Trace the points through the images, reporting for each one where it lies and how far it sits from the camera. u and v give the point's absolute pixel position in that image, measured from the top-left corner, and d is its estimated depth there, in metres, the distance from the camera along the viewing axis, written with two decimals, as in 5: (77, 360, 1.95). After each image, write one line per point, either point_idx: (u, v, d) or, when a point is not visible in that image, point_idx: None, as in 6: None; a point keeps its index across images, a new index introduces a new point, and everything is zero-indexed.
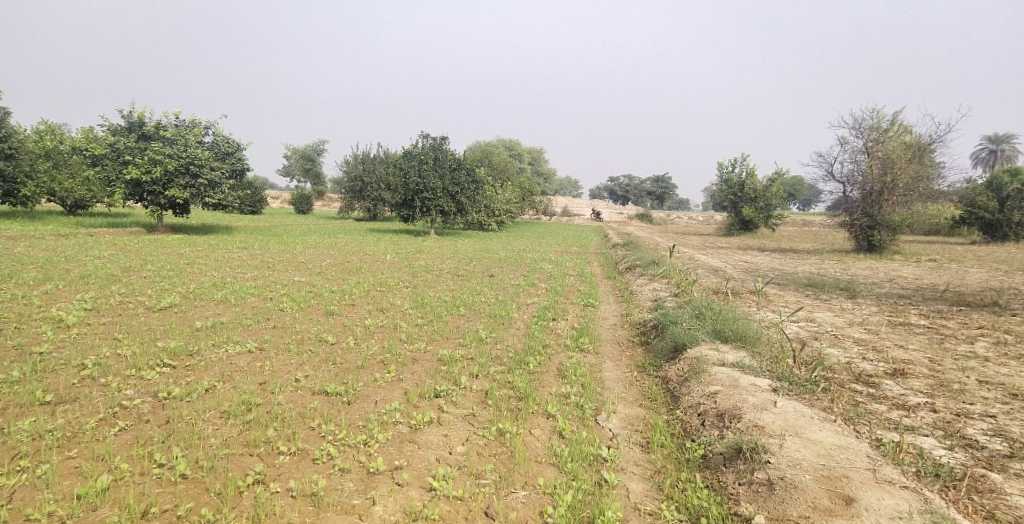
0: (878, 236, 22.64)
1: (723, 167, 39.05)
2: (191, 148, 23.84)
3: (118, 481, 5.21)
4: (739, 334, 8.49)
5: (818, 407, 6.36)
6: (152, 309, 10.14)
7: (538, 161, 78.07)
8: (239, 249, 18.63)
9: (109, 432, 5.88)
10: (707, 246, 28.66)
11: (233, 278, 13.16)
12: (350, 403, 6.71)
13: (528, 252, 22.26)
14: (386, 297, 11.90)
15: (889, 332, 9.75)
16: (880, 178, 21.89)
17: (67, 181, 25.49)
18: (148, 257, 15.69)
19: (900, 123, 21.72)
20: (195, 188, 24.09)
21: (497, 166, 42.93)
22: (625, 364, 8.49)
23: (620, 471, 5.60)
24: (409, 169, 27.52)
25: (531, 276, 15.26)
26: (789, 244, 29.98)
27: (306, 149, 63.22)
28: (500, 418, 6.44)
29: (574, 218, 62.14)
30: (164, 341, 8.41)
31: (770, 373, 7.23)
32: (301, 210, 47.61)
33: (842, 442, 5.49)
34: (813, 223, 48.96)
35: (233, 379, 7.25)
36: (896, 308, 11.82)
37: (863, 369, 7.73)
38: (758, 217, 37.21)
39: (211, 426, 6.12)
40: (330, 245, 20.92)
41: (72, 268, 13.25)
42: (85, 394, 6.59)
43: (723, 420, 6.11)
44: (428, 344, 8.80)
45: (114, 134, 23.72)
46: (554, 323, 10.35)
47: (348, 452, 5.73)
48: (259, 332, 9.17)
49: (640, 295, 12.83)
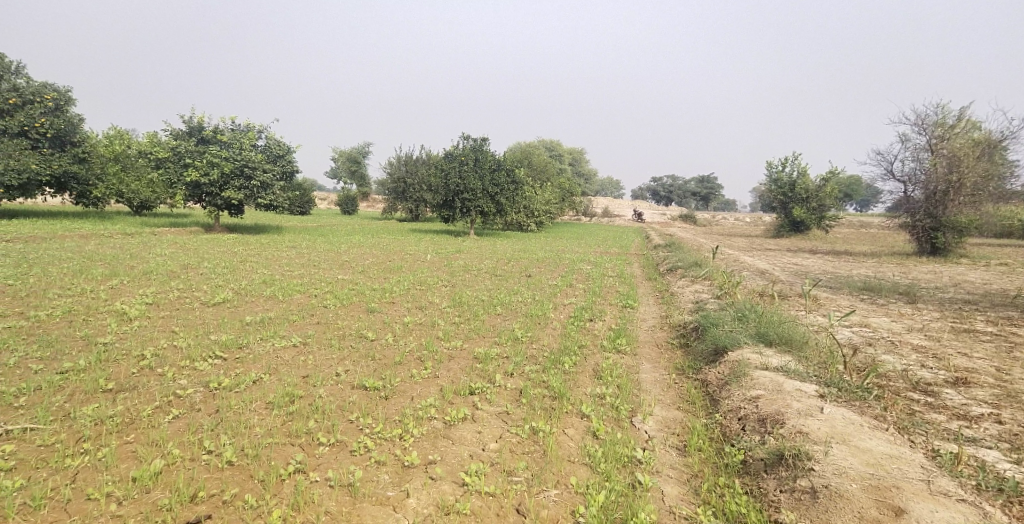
0: (943, 238, 21.55)
1: (772, 166, 37.82)
2: (246, 151, 24.86)
3: (169, 465, 5.43)
4: (785, 338, 8.18)
5: (869, 415, 6.06)
6: (206, 304, 10.59)
7: (581, 162, 77.69)
8: (288, 248, 19.26)
9: (164, 420, 6.15)
10: (754, 248, 27.85)
11: (280, 276, 13.62)
12: (387, 398, 6.81)
13: (567, 253, 22.14)
14: (425, 295, 12.05)
15: (951, 339, 9.19)
16: (945, 176, 20.73)
17: (134, 183, 26.98)
18: (204, 255, 16.43)
19: (968, 118, 20.49)
20: (249, 189, 25.07)
21: (538, 168, 42.92)
22: (664, 366, 8.31)
23: (656, 473, 5.48)
24: (450, 170, 27.82)
25: (569, 277, 15.17)
26: (843, 246, 28.73)
27: (353, 151, 64.81)
28: (535, 416, 6.41)
29: (616, 220, 61.50)
30: (216, 334, 8.77)
31: (817, 378, 6.94)
32: (347, 211, 48.84)
33: (894, 451, 5.20)
34: (871, 224, 46.79)
35: (278, 372, 7.48)
36: (960, 315, 11.14)
37: (920, 377, 7.31)
38: (810, 218, 35.85)
39: (256, 416, 6.32)
40: (374, 245, 21.37)
41: (135, 265, 14.01)
42: (143, 383, 6.92)
43: (764, 425, 5.89)
44: (465, 342, 8.86)
45: (175, 138, 24.96)
46: (592, 324, 10.24)
47: (384, 445, 5.81)
48: (304, 327, 9.44)
49: (681, 296, 12.56)
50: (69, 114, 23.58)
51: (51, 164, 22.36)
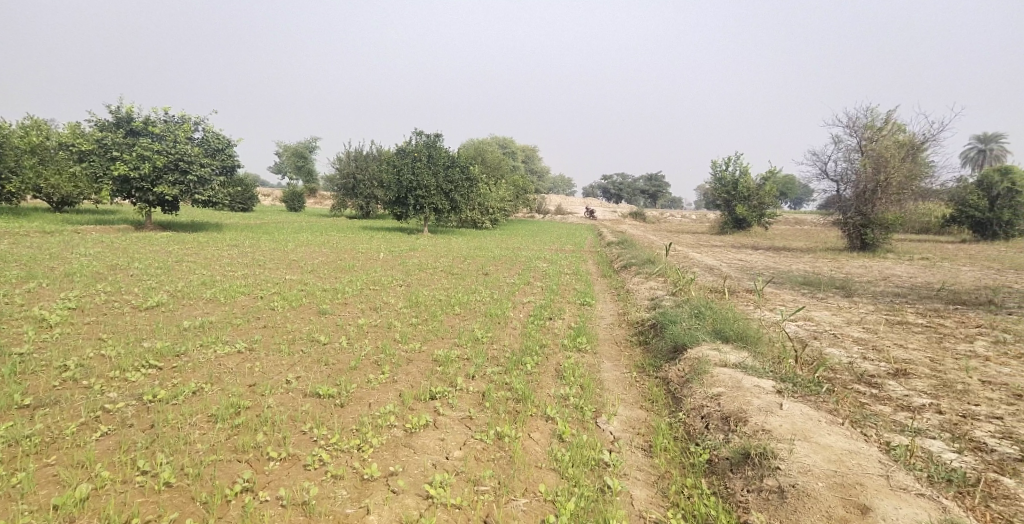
0: (872, 235, 22.58)
1: (716, 165, 39.00)
2: (181, 144, 23.51)
3: (98, 489, 4.98)
4: (740, 334, 8.34)
5: (824, 410, 6.22)
6: (138, 308, 9.86)
7: (533, 160, 78.22)
8: (229, 247, 18.32)
9: (91, 438, 5.64)
10: (701, 244, 28.71)
11: (222, 277, 12.88)
12: (343, 405, 6.50)
13: (522, 250, 22.11)
14: (379, 295, 11.69)
15: (888, 331, 9.65)
16: (873, 176, 21.85)
17: (54, 177, 25.19)
18: (136, 255, 15.39)
19: (894, 121, 21.72)
20: (184, 185, 23.78)
21: (490, 164, 42.71)
22: (625, 364, 8.33)
23: (624, 476, 5.45)
24: (402, 166, 27.24)
25: (526, 275, 15.10)
26: (782, 243, 29.95)
27: (297, 145, 62.41)
28: (498, 421, 6.25)
29: (567, 217, 62.13)
30: (149, 341, 8.16)
31: (773, 374, 7.08)
32: (292, 208, 47.19)
33: (853, 447, 5.35)
34: (805, 221, 49.15)
35: (222, 381, 7.02)
36: (893, 307, 11.74)
37: (865, 369, 7.60)
38: (751, 215, 37.22)
39: (198, 430, 5.89)
40: (322, 243, 20.67)
41: (56, 266, 12.92)
42: (66, 398, 6.34)
43: (727, 424, 5.95)
44: (423, 344, 8.59)
45: (101, 129, 23.19)
46: (551, 322, 10.17)
47: (341, 457, 5.53)
48: (249, 331, 8.92)
49: (637, 294, 12.68)
50: None
51: None
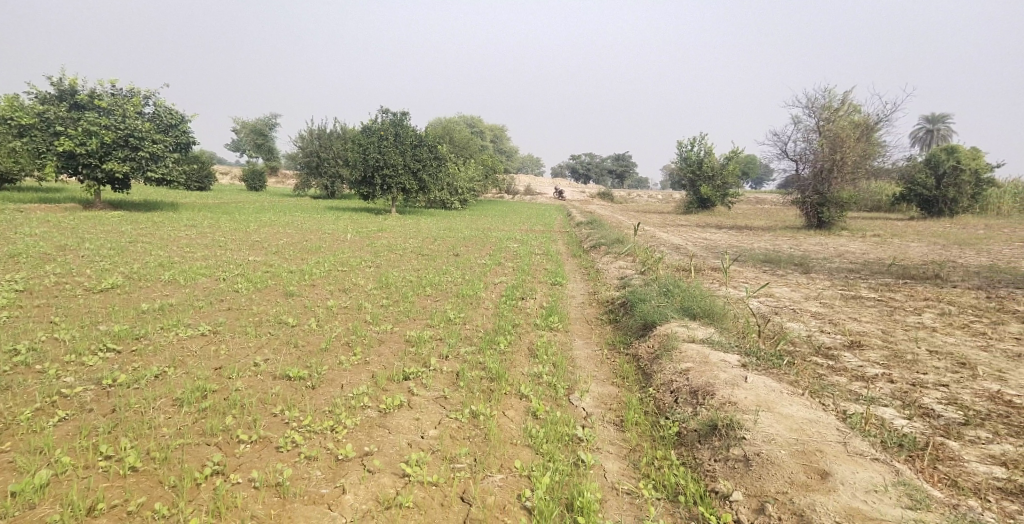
0: (827, 213, 23.39)
1: (681, 145, 39.50)
2: (130, 119, 22.49)
3: (59, 475, 4.84)
4: (706, 310, 8.57)
5: (786, 382, 6.49)
6: (92, 290, 9.49)
7: (500, 139, 77.76)
8: (188, 228, 17.72)
9: (48, 423, 5.46)
10: (667, 224, 29.17)
11: (182, 258, 12.48)
12: (315, 387, 6.44)
13: (491, 230, 22.09)
14: (348, 276, 11.55)
15: (843, 305, 10.07)
16: (829, 156, 22.49)
17: None
18: (88, 236, 14.74)
19: (850, 102, 22.31)
20: (136, 161, 22.79)
21: (458, 143, 42.28)
22: (595, 341, 8.49)
23: (597, 451, 5.59)
24: (368, 144, 26.71)
25: (496, 255, 15.11)
26: (743, 221, 30.69)
27: (256, 122, 60.40)
28: (473, 399, 6.32)
29: (534, 197, 62.17)
30: (107, 325, 7.88)
31: (738, 348, 7.33)
32: (253, 187, 45.85)
33: (813, 416, 5.62)
34: (766, 200, 50.43)
35: (186, 365, 6.86)
36: (848, 282, 12.24)
37: (823, 342, 7.93)
38: (715, 194, 37.94)
39: (163, 415, 5.76)
40: (286, 224, 20.21)
41: (2, 247, 12.29)
42: (20, 383, 6.10)
43: (696, 397, 6.16)
44: (395, 325, 8.55)
45: (42, 102, 21.97)
46: (523, 302, 10.25)
47: (315, 438, 5.50)
48: (213, 314, 8.71)
49: (606, 273, 12.86)
50: None
51: None
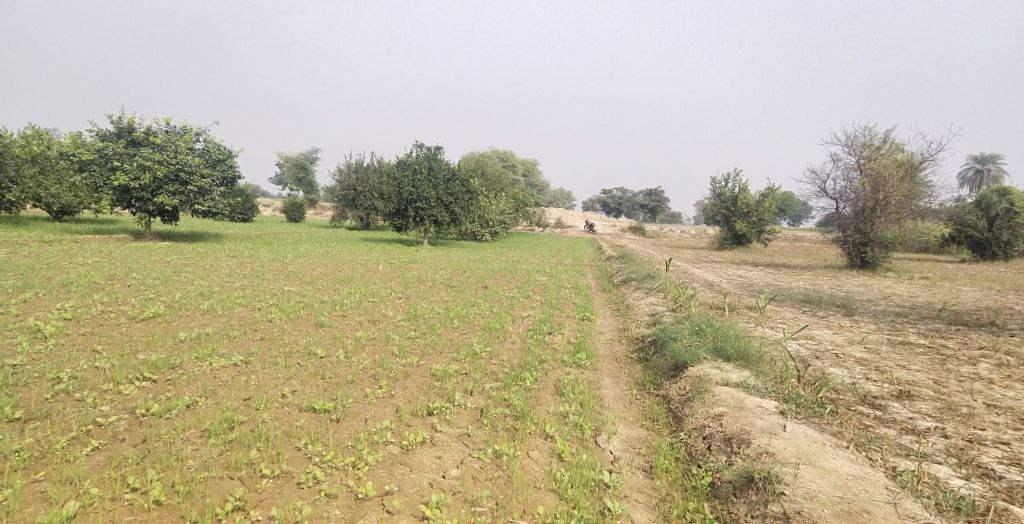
0: (871, 253, 22.54)
1: (715, 182, 39.12)
2: (182, 154, 23.54)
3: (86, 507, 4.86)
4: (742, 352, 8.24)
5: (829, 432, 6.11)
6: (134, 319, 9.75)
7: (533, 174, 78.56)
8: (228, 258, 18.24)
9: (81, 452, 5.52)
10: (701, 260, 28.64)
11: (219, 287, 12.79)
12: (339, 421, 6.38)
13: (522, 263, 22.07)
14: (377, 308, 11.60)
15: (891, 351, 9.55)
16: (872, 195, 21.87)
17: (54, 186, 25.15)
18: (134, 265, 15.30)
19: (892, 141, 21.75)
20: (185, 195, 23.73)
21: (490, 177, 42.85)
22: (625, 381, 8.22)
23: (624, 499, 5.34)
24: (402, 178, 27.27)
25: (526, 288, 15.02)
26: (782, 259, 29.92)
27: (298, 156, 62.59)
28: (496, 438, 6.14)
29: (566, 230, 62.24)
30: (145, 354, 8.04)
31: (776, 394, 6.98)
32: (292, 218, 47.23)
33: (858, 472, 5.27)
34: (805, 238, 49.17)
35: (216, 394, 6.91)
36: (895, 327, 11.66)
37: (868, 390, 7.48)
38: (750, 231, 37.23)
39: (191, 446, 5.77)
40: (321, 254, 20.61)
41: (54, 275, 12.82)
42: (58, 411, 6.22)
43: (730, 445, 5.85)
44: (421, 358, 8.48)
45: (102, 139, 23.19)
46: (551, 337, 10.07)
47: (336, 475, 5.40)
48: (246, 344, 8.82)
49: (637, 309, 12.60)
50: None
51: None
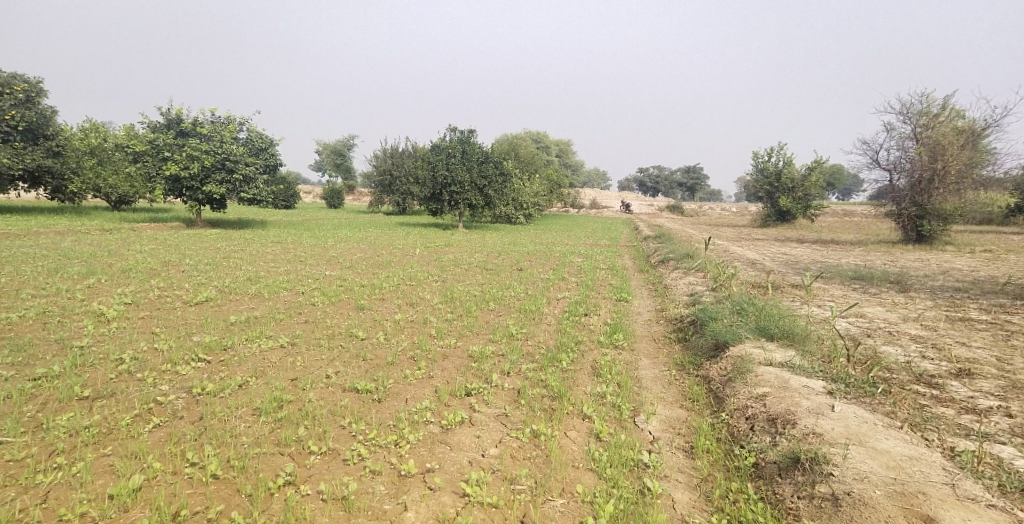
0: (928, 226, 21.48)
1: (758, 156, 37.86)
2: (227, 144, 24.20)
3: (150, 480, 5.11)
4: (786, 331, 7.98)
5: (881, 413, 5.88)
6: (188, 303, 10.16)
7: (569, 154, 77.76)
8: (272, 244, 18.77)
9: (144, 429, 5.80)
10: (743, 238, 27.86)
11: (265, 272, 13.17)
12: (380, 401, 6.52)
13: (557, 245, 21.97)
14: (415, 290, 11.75)
15: (948, 328, 9.09)
16: (929, 165, 20.73)
17: (112, 177, 26.30)
18: (186, 252, 15.92)
19: (952, 107, 20.49)
20: (231, 183, 24.44)
21: (525, 159, 42.63)
22: (664, 361, 8.10)
23: (665, 478, 5.28)
24: (438, 162, 27.38)
25: (562, 269, 14.94)
26: (829, 235, 28.80)
27: (337, 143, 63.62)
28: (535, 418, 6.16)
29: (603, 211, 61.54)
30: (198, 336, 8.37)
31: (823, 374, 6.75)
32: (332, 204, 48.22)
33: (913, 452, 5.05)
34: (855, 213, 47.15)
35: (265, 375, 7.14)
36: (953, 303, 11.08)
37: (924, 369, 7.14)
38: (796, 207, 35.95)
39: (243, 424, 5.99)
40: (361, 239, 20.97)
41: (113, 262, 13.46)
42: (122, 390, 6.54)
43: (775, 426, 5.70)
44: (459, 339, 8.55)
45: (153, 130, 24.08)
46: (588, 318, 10.00)
47: (379, 453, 5.52)
48: (292, 326, 9.08)
49: (676, 289, 12.37)
50: (41, 106, 22.43)
51: (24, 159, 21.40)
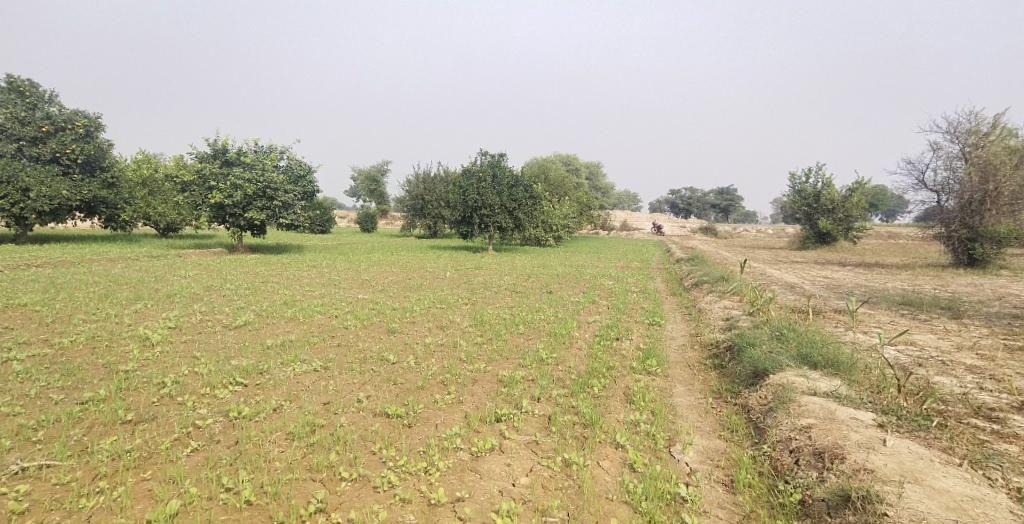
0: (980, 249, 20.41)
1: (795, 177, 37.16)
2: (268, 172, 24.95)
3: (187, 505, 5.15)
4: (830, 360, 7.63)
5: (938, 448, 5.52)
6: (228, 327, 10.37)
7: (599, 177, 77.69)
8: (307, 268, 19.14)
9: (182, 453, 5.87)
10: (779, 261, 27.17)
11: (300, 296, 13.38)
12: (410, 426, 6.45)
13: (588, 267, 21.79)
14: (445, 314, 11.75)
15: (1007, 358, 8.54)
16: (979, 186, 19.94)
17: (160, 205, 27.36)
18: (226, 276, 16.37)
19: (1004, 126, 19.87)
20: (271, 210, 25.13)
21: (555, 182, 42.75)
22: (699, 389, 7.83)
23: (704, 514, 5.06)
24: (468, 186, 27.62)
25: (592, 293, 14.76)
26: (872, 258, 27.80)
27: (372, 170, 65.10)
28: (566, 447, 5.99)
29: (634, 233, 61.03)
30: (237, 360, 8.50)
31: (872, 405, 6.40)
32: (366, 229, 49.15)
33: (976, 493, 4.73)
34: (900, 235, 45.47)
35: (299, 399, 7.17)
36: (1011, 331, 10.45)
37: (982, 401, 6.70)
38: (836, 229, 34.87)
39: (277, 448, 6.00)
40: (393, 262, 21.22)
41: (159, 288, 13.90)
42: (163, 413, 6.66)
43: (822, 460, 5.41)
44: (489, 364, 8.44)
45: (200, 161, 25.01)
46: (619, 343, 9.78)
47: (409, 480, 5.45)
48: (325, 350, 9.14)
49: (710, 313, 12.04)
50: (98, 140, 23.61)
51: (81, 190, 22.46)
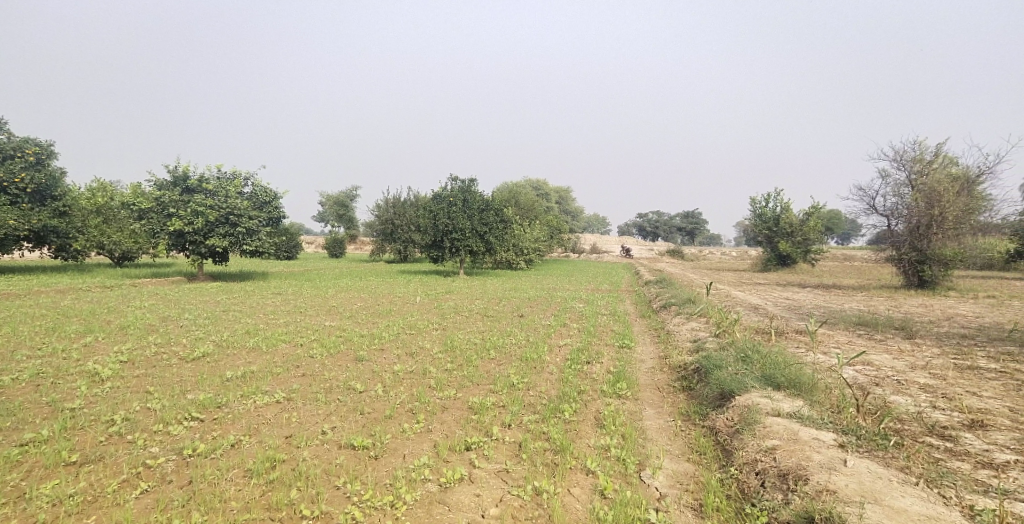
0: (930, 271, 21.44)
1: (756, 202, 38.35)
2: (231, 199, 24.47)
3: None
4: (793, 381, 7.81)
5: (896, 467, 5.68)
6: (185, 359, 10.01)
7: (568, 201, 78.67)
8: (272, 295, 18.76)
9: (131, 496, 5.61)
10: (743, 282, 27.87)
11: (265, 325, 13.05)
12: (377, 457, 6.32)
13: (557, 290, 21.92)
14: (415, 340, 11.61)
15: (958, 377, 8.89)
16: (926, 211, 20.90)
17: (116, 234, 26.47)
18: (187, 306, 15.89)
19: (945, 154, 20.85)
20: (234, 236, 24.56)
21: (524, 206, 43.09)
22: (668, 412, 7.90)
23: None
24: (438, 211, 27.61)
25: (562, 316, 14.83)
26: (830, 280, 28.76)
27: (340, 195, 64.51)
28: (536, 474, 5.95)
29: (604, 256, 61.83)
30: (194, 393, 8.20)
31: (833, 425, 6.55)
32: (335, 254, 48.50)
33: (932, 511, 4.88)
34: (856, 258, 47.13)
35: (259, 433, 6.95)
36: (961, 350, 10.89)
37: (936, 419, 6.95)
38: (796, 252, 35.95)
39: (234, 487, 5.79)
40: (361, 288, 20.96)
41: (112, 319, 13.37)
42: (110, 453, 6.36)
43: (786, 482, 5.50)
44: (458, 391, 8.35)
45: (159, 188, 24.34)
46: (589, 367, 9.80)
47: (374, 515, 5.32)
48: (288, 381, 8.90)
49: (678, 335, 12.22)
50: (51, 168, 22.85)
51: (30, 219, 21.57)
